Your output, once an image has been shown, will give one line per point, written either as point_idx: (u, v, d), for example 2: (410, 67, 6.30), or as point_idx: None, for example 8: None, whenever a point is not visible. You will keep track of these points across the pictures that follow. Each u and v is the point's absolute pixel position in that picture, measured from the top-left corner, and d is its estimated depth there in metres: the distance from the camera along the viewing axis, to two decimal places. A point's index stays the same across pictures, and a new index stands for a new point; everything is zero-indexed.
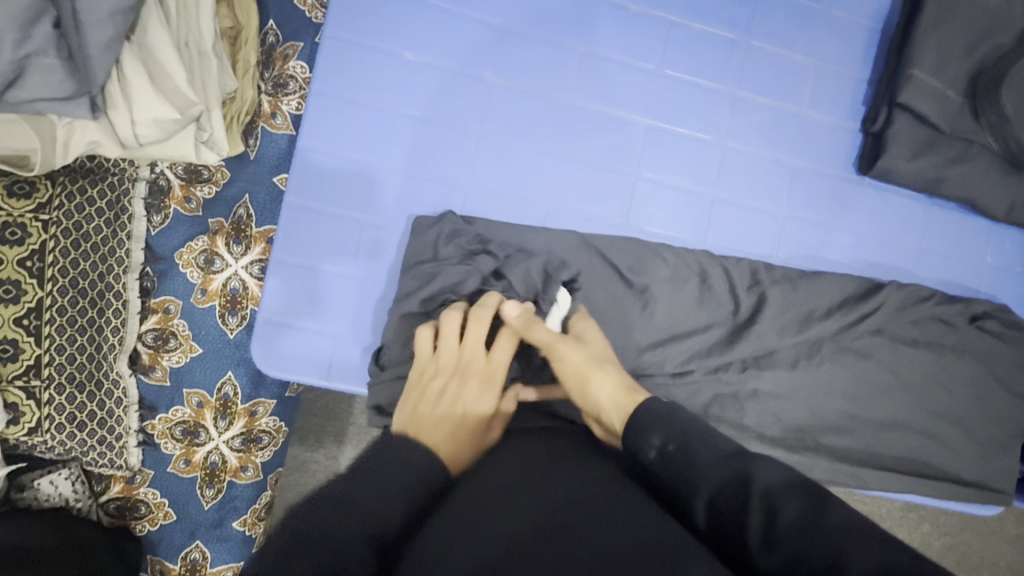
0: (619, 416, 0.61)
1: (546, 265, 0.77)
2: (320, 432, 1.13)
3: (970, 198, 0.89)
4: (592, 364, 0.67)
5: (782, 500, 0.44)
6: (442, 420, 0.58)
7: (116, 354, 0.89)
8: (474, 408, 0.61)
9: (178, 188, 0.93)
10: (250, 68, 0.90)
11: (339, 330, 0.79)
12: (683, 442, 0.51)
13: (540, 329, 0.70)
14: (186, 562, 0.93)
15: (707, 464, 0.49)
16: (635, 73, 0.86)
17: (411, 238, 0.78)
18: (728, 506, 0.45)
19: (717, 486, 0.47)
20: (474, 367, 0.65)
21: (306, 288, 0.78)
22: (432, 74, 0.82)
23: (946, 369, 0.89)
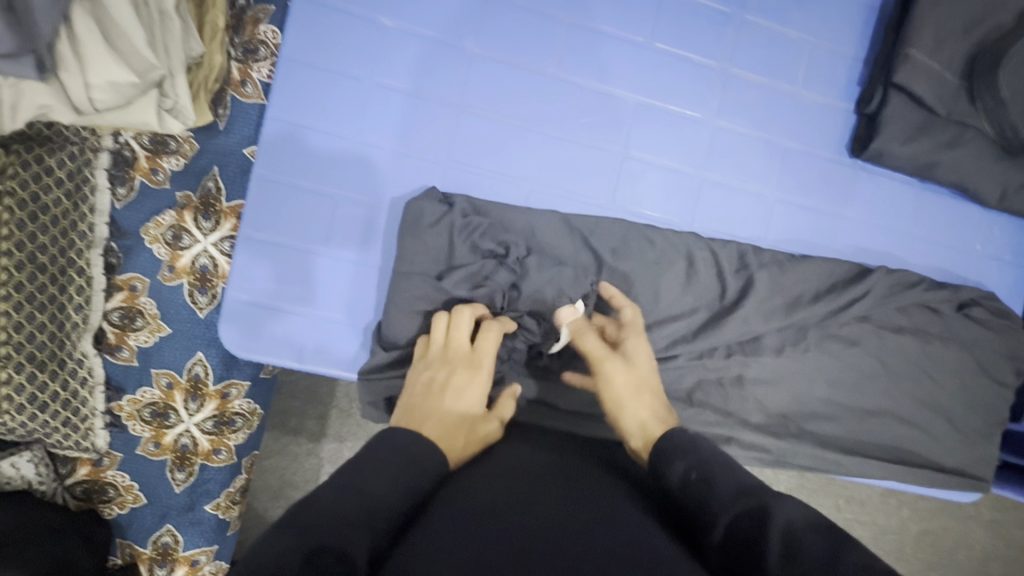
0: (641, 440, 0.61)
1: (563, 279, 0.76)
2: (300, 415, 1.10)
3: (962, 183, 0.87)
4: (631, 389, 0.65)
5: (807, 540, 0.41)
6: (439, 417, 0.58)
7: (80, 333, 0.85)
8: (467, 400, 0.61)
9: (143, 159, 0.89)
10: (218, 32, 0.84)
11: (331, 313, 0.76)
12: (705, 471, 0.49)
13: (590, 337, 0.70)
14: (157, 546, 0.91)
15: (725, 494, 0.47)
16: (624, 45, 0.83)
17: (404, 220, 0.74)
18: (747, 536, 0.43)
19: (736, 517, 0.45)
20: (461, 360, 0.66)
21: (293, 272, 0.75)
22: (411, 42, 0.78)
23: (931, 357, 0.88)
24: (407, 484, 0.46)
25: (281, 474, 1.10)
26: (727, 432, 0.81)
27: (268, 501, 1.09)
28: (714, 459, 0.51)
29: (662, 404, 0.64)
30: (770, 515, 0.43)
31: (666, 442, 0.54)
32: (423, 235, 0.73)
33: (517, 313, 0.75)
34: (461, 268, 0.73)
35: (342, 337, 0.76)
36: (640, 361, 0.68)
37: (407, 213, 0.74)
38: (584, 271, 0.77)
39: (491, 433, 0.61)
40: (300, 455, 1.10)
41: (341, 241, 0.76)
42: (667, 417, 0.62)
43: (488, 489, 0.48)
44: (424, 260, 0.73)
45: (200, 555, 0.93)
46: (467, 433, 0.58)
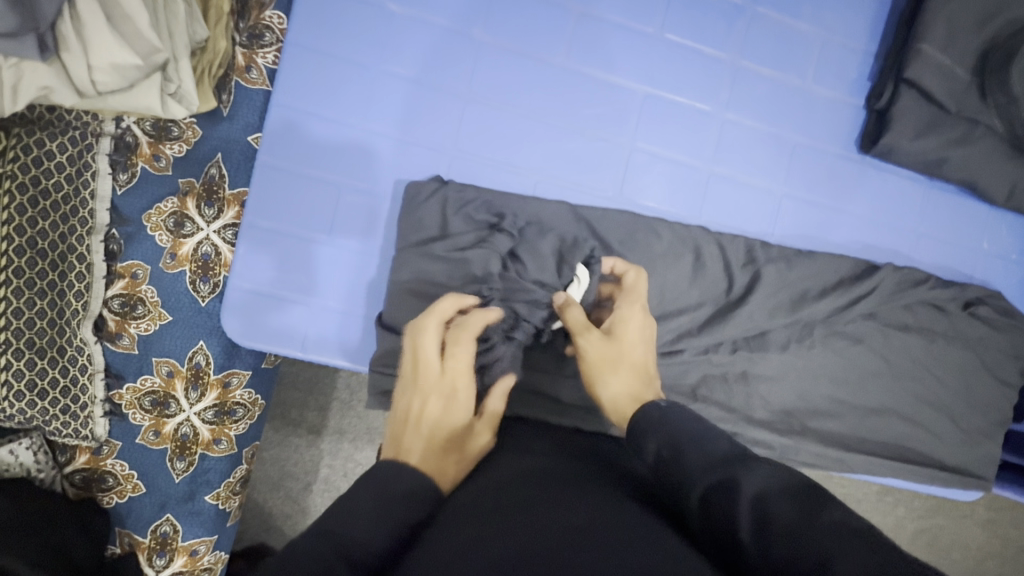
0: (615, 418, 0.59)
1: (560, 244, 0.74)
2: (301, 407, 1.10)
3: (971, 180, 0.87)
4: (607, 365, 0.61)
5: (778, 504, 0.41)
6: (425, 448, 0.51)
7: (80, 320, 0.84)
8: (449, 422, 0.55)
9: (145, 145, 0.88)
10: (223, 16, 0.83)
11: (330, 298, 0.75)
12: (675, 445, 0.49)
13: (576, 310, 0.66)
14: (156, 535, 0.90)
15: (695, 466, 0.47)
16: (634, 36, 0.82)
17: (409, 206, 0.74)
18: (723, 506, 0.43)
19: (708, 487, 0.45)
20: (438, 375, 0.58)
21: (293, 256, 0.74)
22: (419, 29, 0.77)
23: (936, 355, 0.88)
24: (397, 510, 0.45)
25: (280, 466, 1.09)
26: (731, 428, 0.80)
27: (267, 492, 1.09)
28: (683, 427, 0.51)
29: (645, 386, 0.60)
30: (741, 483, 0.44)
31: (640, 420, 0.54)
32: (419, 209, 0.73)
33: (519, 281, 0.71)
34: (456, 237, 0.73)
35: (344, 327, 0.75)
36: (626, 344, 0.63)
37: (407, 191, 0.74)
38: (584, 237, 0.75)
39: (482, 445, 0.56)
40: (300, 447, 1.09)
41: (341, 224, 0.75)
42: (646, 394, 0.59)
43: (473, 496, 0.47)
44: (417, 229, 0.74)
45: (199, 546, 0.92)
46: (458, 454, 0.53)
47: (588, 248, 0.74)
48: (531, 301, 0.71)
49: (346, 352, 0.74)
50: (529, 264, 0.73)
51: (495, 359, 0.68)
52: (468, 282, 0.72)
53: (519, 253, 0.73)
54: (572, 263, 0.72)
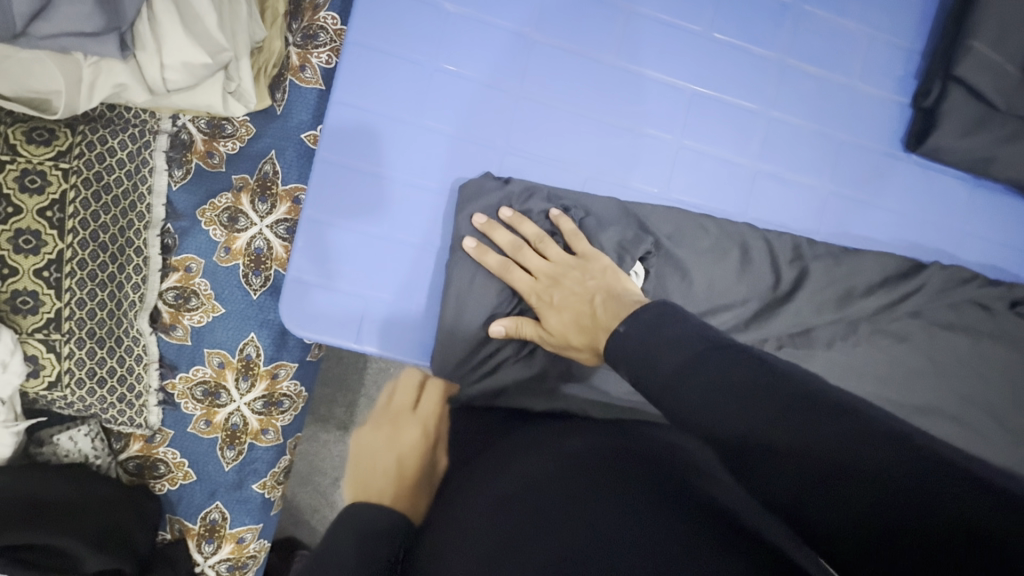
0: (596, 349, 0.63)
1: (621, 240, 0.75)
2: (337, 401, 1.11)
3: (1019, 179, 0.86)
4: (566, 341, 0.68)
5: (777, 405, 0.41)
6: (390, 478, 0.55)
7: (137, 311, 0.88)
8: (410, 456, 0.59)
9: (200, 143, 0.91)
10: (279, 17, 0.86)
11: (389, 291, 0.77)
12: (647, 362, 0.50)
13: (526, 327, 0.69)
14: (206, 522, 0.92)
15: None
16: (682, 34, 0.83)
17: (468, 199, 0.75)
18: (721, 426, 0.43)
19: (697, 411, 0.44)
20: (409, 414, 0.64)
21: (352, 247, 0.76)
22: (473, 28, 0.78)
23: (981, 354, 0.88)
24: (375, 553, 0.48)
25: (315, 459, 1.11)
26: None
27: (297, 486, 1.11)
28: (653, 351, 0.50)
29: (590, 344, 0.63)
30: (728, 394, 0.44)
31: (613, 353, 0.54)
32: (479, 205, 0.75)
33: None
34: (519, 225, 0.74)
35: (400, 318, 0.76)
36: (558, 329, 0.66)
37: (464, 189, 0.76)
38: (641, 234, 0.77)
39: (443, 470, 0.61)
40: (335, 440, 1.11)
41: (399, 221, 0.77)
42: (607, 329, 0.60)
43: (473, 496, 0.51)
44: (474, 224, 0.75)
45: (246, 533, 0.94)
46: (422, 483, 0.57)
47: (646, 247, 0.76)
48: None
49: (401, 343, 0.76)
50: None
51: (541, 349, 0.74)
52: None
53: None
54: (631, 259, 0.75)
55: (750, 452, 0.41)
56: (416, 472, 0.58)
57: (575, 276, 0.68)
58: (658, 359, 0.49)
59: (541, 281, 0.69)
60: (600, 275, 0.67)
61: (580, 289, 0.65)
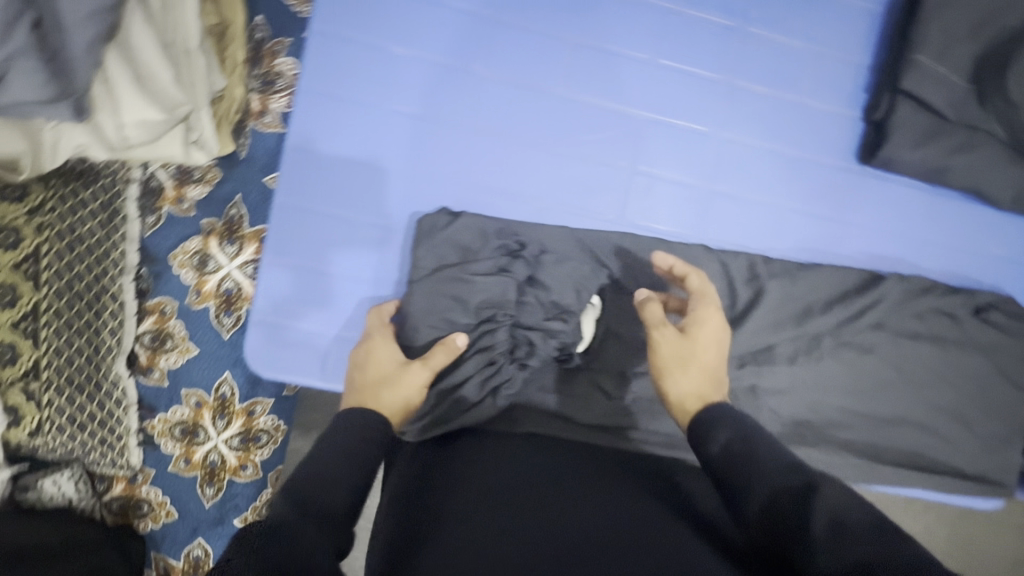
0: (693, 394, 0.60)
1: (577, 273, 0.78)
2: None
3: (974, 186, 0.86)
4: (679, 361, 0.63)
5: (852, 521, 0.43)
6: (358, 389, 0.63)
7: (115, 355, 0.91)
8: (379, 367, 0.66)
9: (170, 189, 0.95)
10: (238, 66, 0.87)
11: (349, 326, 0.78)
12: (748, 443, 0.52)
13: (652, 307, 0.68)
14: (189, 559, 0.94)
15: (768, 470, 0.49)
16: (628, 63, 0.84)
17: (426, 235, 0.77)
18: (794, 510, 0.45)
19: (777, 494, 0.47)
20: (378, 334, 0.71)
21: (314, 285, 0.78)
22: (421, 68, 0.80)
23: (947, 363, 0.88)
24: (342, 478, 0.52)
25: None
26: None
27: None
28: (754, 433, 0.53)
29: (719, 387, 0.62)
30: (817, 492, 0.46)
31: (725, 411, 0.56)
32: (432, 243, 0.76)
33: (537, 307, 0.75)
34: (478, 263, 0.76)
35: None
36: (682, 346, 0.64)
37: (419, 226, 0.78)
38: (595, 268, 0.80)
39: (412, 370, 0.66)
40: None
41: (359, 257, 0.79)
42: (715, 396, 0.60)
43: (481, 536, 0.51)
44: (434, 263, 0.76)
45: None
46: (389, 388, 0.63)
47: (600, 282, 0.79)
48: (546, 331, 0.75)
49: None
50: (551, 290, 0.76)
51: (505, 381, 0.74)
52: (484, 307, 0.74)
53: (539, 279, 0.77)
54: (586, 293, 0.78)
55: (803, 537, 0.43)
56: (383, 380, 0.64)
57: (714, 326, 0.65)
58: (755, 447, 0.52)
59: (704, 296, 0.68)
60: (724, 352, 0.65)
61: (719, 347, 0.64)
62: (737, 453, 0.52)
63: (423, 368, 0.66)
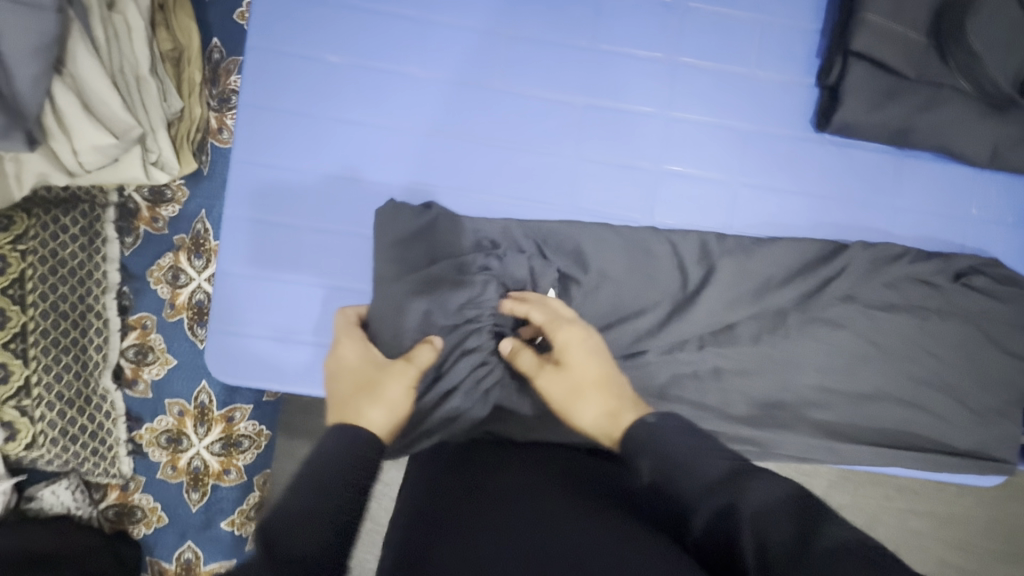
0: (608, 432, 0.58)
1: (533, 266, 0.78)
2: None
3: (943, 145, 0.81)
4: (573, 399, 0.62)
5: (772, 519, 0.43)
6: (337, 403, 0.60)
7: (100, 370, 0.96)
8: (354, 371, 0.65)
9: (145, 210, 1.00)
10: (195, 87, 0.92)
11: (306, 333, 0.81)
12: (664, 470, 0.49)
13: (523, 357, 0.69)
14: (181, 561, 0.99)
15: (695, 486, 0.47)
16: (565, 50, 0.84)
17: (394, 232, 0.78)
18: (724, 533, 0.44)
19: (712, 518, 0.45)
20: (350, 339, 0.69)
21: (269, 293, 0.81)
22: (357, 74, 0.81)
23: (931, 334, 0.82)
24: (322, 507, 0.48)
25: None
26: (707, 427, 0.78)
27: None
28: (675, 439, 0.51)
29: (619, 392, 0.61)
30: (740, 504, 0.44)
31: (632, 437, 0.53)
32: (406, 242, 0.78)
33: None
34: (460, 263, 0.77)
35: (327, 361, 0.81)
36: (568, 382, 0.63)
37: (384, 222, 0.79)
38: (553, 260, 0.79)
39: (397, 370, 0.65)
40: None
41: (318, 268, 0.81)
42: (621, 410, 0.58)
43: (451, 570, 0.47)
44: (404, 263, 0.77)
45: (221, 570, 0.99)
46: (371, 393, 0.60)
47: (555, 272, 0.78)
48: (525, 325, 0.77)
49: None
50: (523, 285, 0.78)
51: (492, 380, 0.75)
52: (465, 308, 0.75)
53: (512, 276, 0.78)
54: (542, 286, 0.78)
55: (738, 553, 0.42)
56: (363, 385, 0.62)
57: (581, 345, 0.65)
58: (684, 458, 0.49)
59: (558, 318, 0.69)
60: (603, 360, 0.64)
61: (593, 363, 0.64)
62: (665, 474, 0.49)
63: (409, 367, 0.66)
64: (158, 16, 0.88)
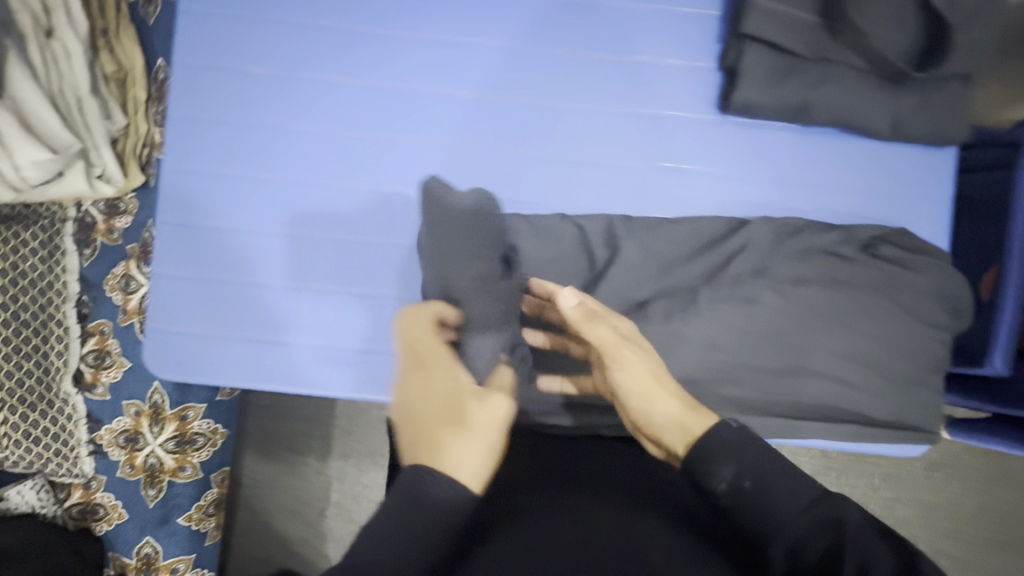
0: (680, 430, 0.68)
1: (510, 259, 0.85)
2: (304, 438, 1.28)
3: (842, 120, 0.83)
4: (645, 390, 0.74)
5: (873, 553, 0.51)
6: (421, 439, 0.62)
7: (61, 375, 1.01)
8: (437, 400, 0.68)
9: (101, 223, 1.06)
10: (140, 105, 0.98)
11: (340, 347, 0.87)
12: (758, 483, 0.58)
13: (598, 329, 0.78)
14: (140, 556, 1.03)
15: (787, 506, 0.56)
16: (473, 50, 0.88)
17: (431, 225, 0.84)
18: (819, 547, 0.52)
19: (804, 535, 0.53)
20: (430, 365, 0.75)
21: (300, 308, 0.87)
22: (278, 83, 0.87)
23: (843, 305, 0.83)
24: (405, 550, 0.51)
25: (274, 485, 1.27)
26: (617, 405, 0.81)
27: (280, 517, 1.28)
28: (758, 460, 0.60)
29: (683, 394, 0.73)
30: (845, 529, 0.52)
31: (718, 443, 0.62)
32: (466, 239, 0.83)
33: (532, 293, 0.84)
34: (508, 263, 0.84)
35: (336, 361, 0.86)
36: (638, 374, 0.75)
37: (431, 219, 0.84)
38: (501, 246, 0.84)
39: (488, 405, 0.68)
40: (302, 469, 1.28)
41: (355, 283, 0.87)
42: (697, 410, 0.70)
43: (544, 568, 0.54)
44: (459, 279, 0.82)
45: (179, 563, 1.05)
46: (455, 430, 0.63)
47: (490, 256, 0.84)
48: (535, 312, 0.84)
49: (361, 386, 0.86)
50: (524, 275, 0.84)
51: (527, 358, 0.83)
52: (514, 298, 0.83)
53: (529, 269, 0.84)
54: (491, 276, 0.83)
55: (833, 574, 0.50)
56: (452, 417, 0.65)
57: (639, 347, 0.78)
58: (786, 479, 0.58)
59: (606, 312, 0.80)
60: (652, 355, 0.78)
61: (652, 359, 0.77)
62: (763, 483, 0.58)
63: (494, 399, 0.70)
64: (101, 40, 0.93)
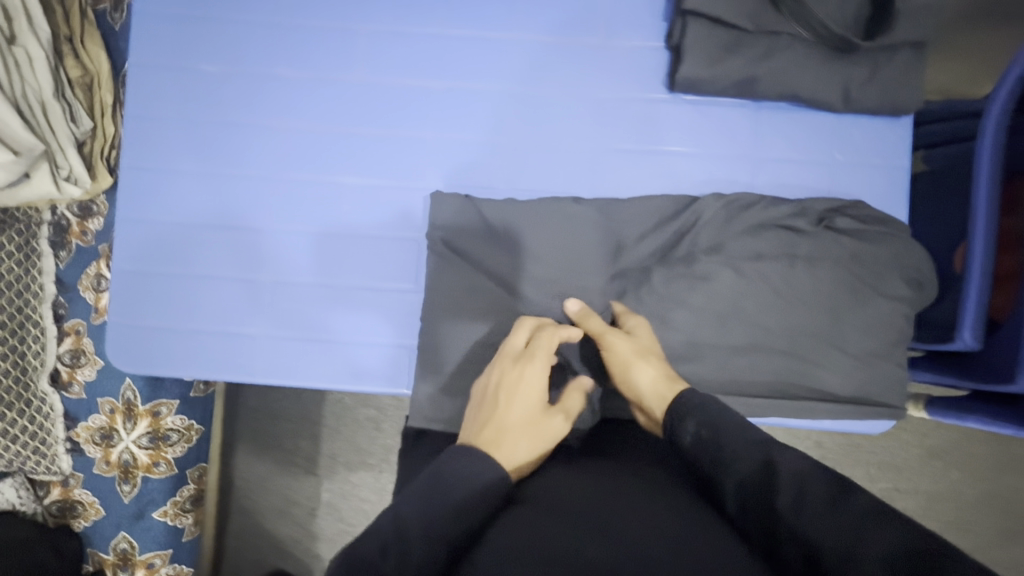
0: (658, 402, 0.70)
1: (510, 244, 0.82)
2: (287, 436, 1.30)
3: (790, 91, 0.82)
4: (623, 368, 0.73)
5: (811, 478, 0.53)
6: (493, 439, 0.63)
7: (39, 374, 1.03)
8: (518, 410, 0.67)
9: (76, 225, 1.08)
10: (108, 108, 1.00)
11: (335, 338, 0.88)
12: (713, 429, 0.61)
13: (594, 321, 0.77)
14: (117, 551, 1.06)
15: (737, 446, 0.58)
16: (423, 38, 0.89)
17: (438, 209, 0.84)
18: (764, 476, 0.55)
19: (756, 466, 0.56)
20: (527, 369, 0.71)
21: (296, 301, 0.88)
22: (232, 79, 0.88)
23: (801, 280, 0.82)
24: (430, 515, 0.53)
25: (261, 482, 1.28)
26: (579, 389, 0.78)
27: (265, 514, 1.29)
28: (712, 409, 0.63)
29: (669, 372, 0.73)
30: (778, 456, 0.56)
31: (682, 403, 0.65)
32: (471, 223, 0.83)
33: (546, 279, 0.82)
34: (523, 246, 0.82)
35: (329, 355, 0.87)
36: (626, 357, 0.73)
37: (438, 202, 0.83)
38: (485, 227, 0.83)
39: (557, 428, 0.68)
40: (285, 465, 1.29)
41: (357, 272, 0.88)
42: (672, 381, 0.71)
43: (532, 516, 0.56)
44: (475, 272, 0.83)
45: (155, 559, 1.06)
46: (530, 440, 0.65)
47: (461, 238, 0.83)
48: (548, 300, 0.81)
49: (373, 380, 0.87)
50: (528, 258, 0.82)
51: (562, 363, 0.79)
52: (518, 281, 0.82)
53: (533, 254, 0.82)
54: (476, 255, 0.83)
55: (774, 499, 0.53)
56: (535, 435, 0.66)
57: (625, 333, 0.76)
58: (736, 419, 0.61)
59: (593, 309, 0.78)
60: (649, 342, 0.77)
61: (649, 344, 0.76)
62: (716, 427, 0.61)
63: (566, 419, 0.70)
64: (65, 46, 0.97)
